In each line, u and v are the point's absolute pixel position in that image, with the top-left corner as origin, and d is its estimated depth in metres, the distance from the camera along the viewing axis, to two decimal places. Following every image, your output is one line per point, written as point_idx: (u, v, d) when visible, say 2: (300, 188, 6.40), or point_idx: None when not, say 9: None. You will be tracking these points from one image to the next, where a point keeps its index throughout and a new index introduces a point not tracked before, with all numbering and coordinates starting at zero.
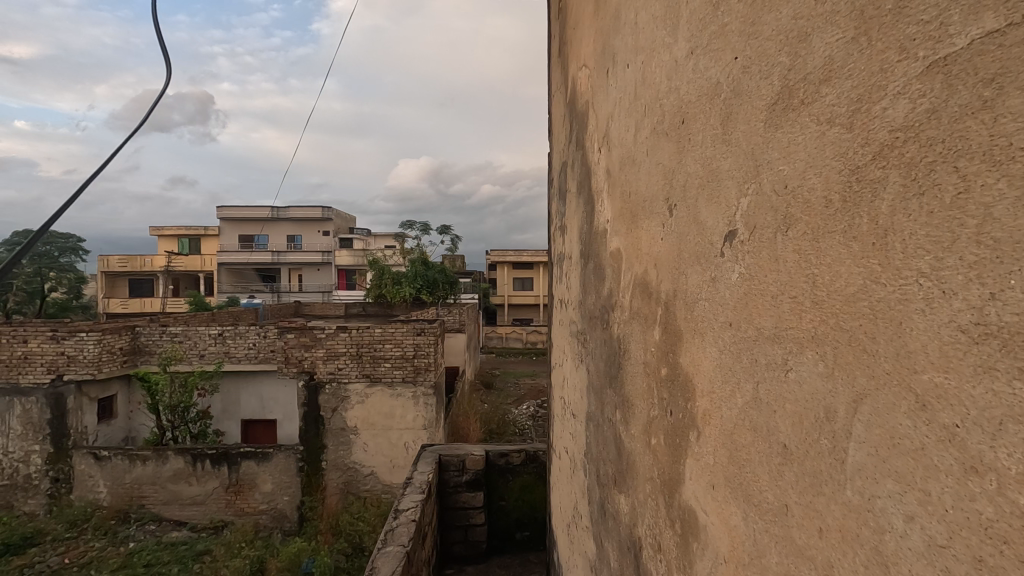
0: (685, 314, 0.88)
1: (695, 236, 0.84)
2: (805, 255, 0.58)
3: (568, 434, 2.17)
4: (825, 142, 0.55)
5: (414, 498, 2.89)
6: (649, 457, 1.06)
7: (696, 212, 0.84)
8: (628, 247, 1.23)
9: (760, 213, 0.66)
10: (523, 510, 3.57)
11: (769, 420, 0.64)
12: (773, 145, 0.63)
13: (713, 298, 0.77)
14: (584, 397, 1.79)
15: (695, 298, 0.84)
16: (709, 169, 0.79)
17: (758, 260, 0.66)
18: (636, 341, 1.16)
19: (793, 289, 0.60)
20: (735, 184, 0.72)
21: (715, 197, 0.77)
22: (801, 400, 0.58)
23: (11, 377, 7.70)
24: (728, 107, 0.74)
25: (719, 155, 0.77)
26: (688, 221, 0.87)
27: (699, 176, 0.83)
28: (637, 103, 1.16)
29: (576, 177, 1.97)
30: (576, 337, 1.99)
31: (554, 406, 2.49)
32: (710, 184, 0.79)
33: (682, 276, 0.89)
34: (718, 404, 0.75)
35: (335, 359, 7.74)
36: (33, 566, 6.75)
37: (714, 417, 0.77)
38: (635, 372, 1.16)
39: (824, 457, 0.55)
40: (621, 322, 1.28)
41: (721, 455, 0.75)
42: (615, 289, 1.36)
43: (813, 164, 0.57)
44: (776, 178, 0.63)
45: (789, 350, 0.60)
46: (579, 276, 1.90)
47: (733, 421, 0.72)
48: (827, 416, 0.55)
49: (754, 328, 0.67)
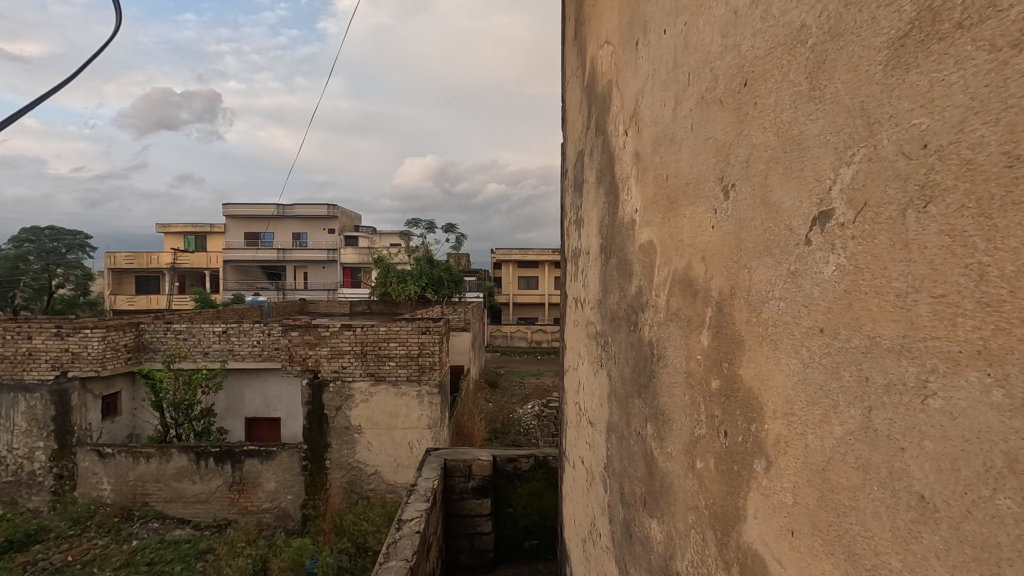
0: (748, 317, 0.73)
1: (763, 220, 0.70)
2: (965, 237, 0.46)
3: (583, 443, 2.02)
4: (1007, 79, 0.44)
5: (419, 506, 2.74)
6: (693, 484, 0.91)
7: (766, 190, 0.70)
8: (663, 238, 1.08)
9: (881, 185, 0.54)
10: (531, 517, 3.42)
11: (898, 460, 0.51)
12: (905, 91, 0.52)
13: (796, 296, 0.64)
14: (605, 406, 1.64)
15: (764, 299, 0.70)
16: (789, 133, 0.65)
17: (879, 246, 0.54)
18: (672, 349, 1.02)
19: (942, 282, 0.48)
20: (832, 150, 0.59)
21: (798, 170, 0.64)
22: (962, 435, 0.46)
23: (15, 373, 7.62)
24: (821, 58, 0.61)
25: (805, 118, 0.63)
26: (751, 203, 0.73)
27: (772, 146, 0.68)
28: (675, 73, 1.01)
29: (595, 167, 1.82)
30: (594, 340, 1.83)
31: (569, 412, 2.34)
32: (790, 153, 0.65)
33: (743, 270, 0.75)
34: (805, 428, 0.62)
35: (339, 357, 7.63)
36: (35, 563, 6.66)
37: (796, 446, 0.64)
38: (672, 383, 1.01)
39: (1006, 527, 0.43)
40: (654, 324, 1.13)
41: (812, 490, 0.61)
42: (645, 287, 1.21)
43: (982, 110, 0.45)
44: (910, 136, 0.51)
45: (935, 365, 0.48)
46: (598, 273, 1.75)
47: (828, 453, 0.59)
48: (1007, 468, 0.43)
49: (869, 337, 0.54)
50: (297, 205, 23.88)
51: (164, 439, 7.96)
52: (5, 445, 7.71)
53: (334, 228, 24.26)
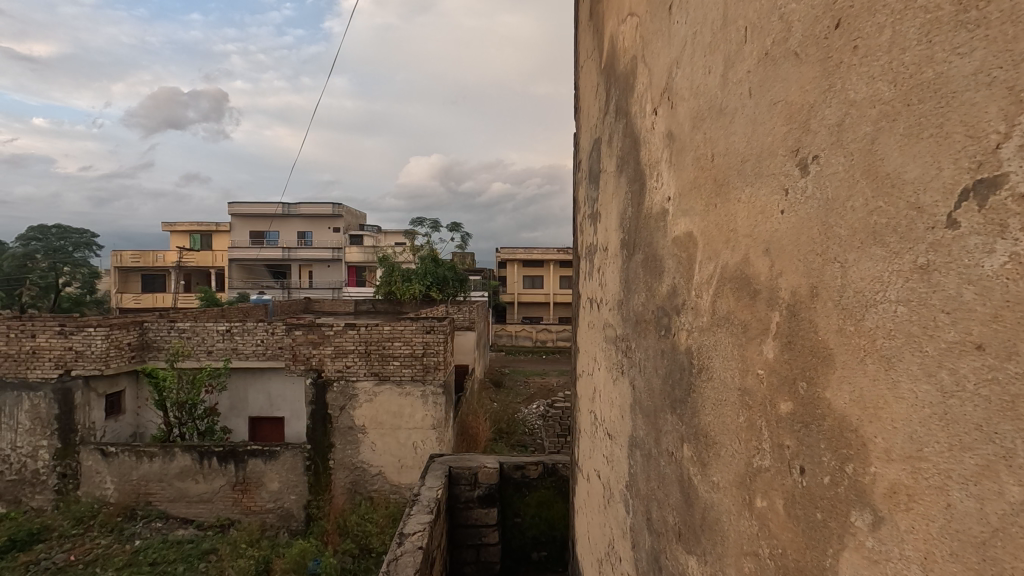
0: (845, 324, 0.58)
1: (875, 196, 0.55)
2: None
3: (599, 455, 1.87)
4: None
5: (422, 518, 2.59)
6: (750, 526, 0.76)
7: (880, 155, 0.54)
8: (705, 229, 0.93)
9: None
10: (540, 527, 3.27)
11: None
12: None
13: (935, 294, 0.48)
14: (628, 418, 1.48)
15: (876, 299, 0.54)
16: (920, 77, 0.50)
17: None
18: (719, 361, 0.86)
19: None
20: (1006, 91, 0.43)
21: (937, 126, 0.49)
22: None
23: (19, 372, 7.53)
24: None
25: (954, 53, 0.47)
26: (852, 175, 0.58)
27: (891, 99, 0.53)
28: (725, 30, 0.86)
29: (615, 155, 1.66)
30: (612, 345, 1.68)
31: (582, 420, 2.19)
32: (923, 104, 0.50)
33: (835, 263, 0.60)
34: (952, 477, 0.47)
35: (344, 356, 7.49)
36: (38, 563, 6.55)
37: (937, 495, 0.48)
38: (719, 402, 0.86)
39: None
40: (695, 329, 0.97)
41: (962, 559, 0.46)
42: (680, 287, 1.05)
43: None
44: None
45: None
46: (619, 271, 1.60)
47: (999, 517, 0.43)
48: None
49: None
50: (303, 203, 23.84)
51: (168, 439, 7.84)
52: (9, 443, 7.63)
53: (339, 226, 24.19)
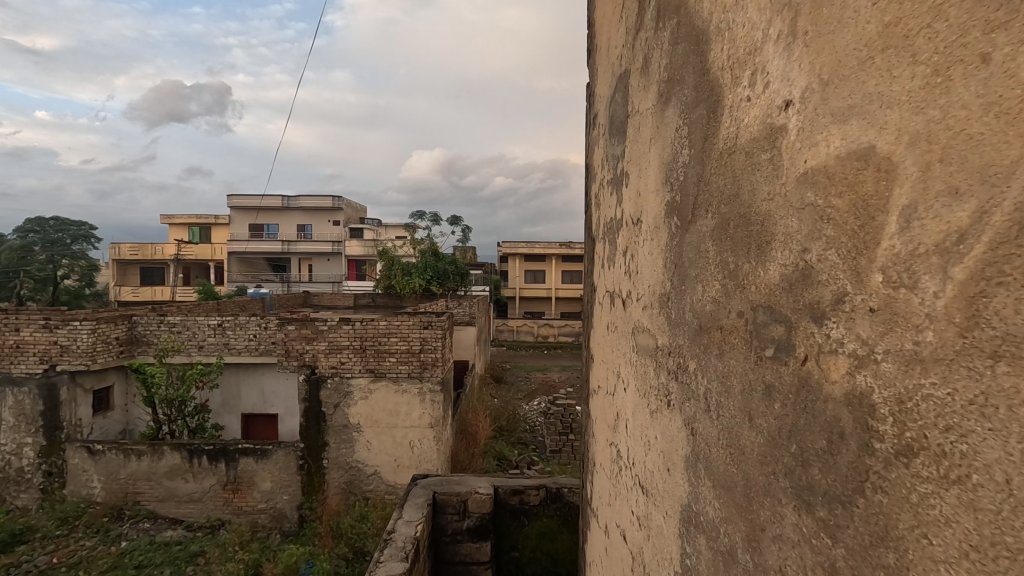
0: None
1: None
2: None
3: (625, 505, 1.35)
4: None
5: (394, 569, 2.06)
6: None
7: None
8: (972, 132, 0.50)
9: None
10: (542, 563, 2.76)
11: None
12: None
13: None
14: (681, 480, 0.97)
15: None
16: None
17: None
18: (997, 448, 0.47)
19: None
20: None
21: None
22: None
23: (2, 366, 6.98)
24: None
25: None
26: None
27: None
28: None
29: (656, 81, 1.15)
30: (648, 360, 1.17)
31: (598, 452, 1.67)
32: None
33: None
34: None
35: (338, 352, 6.97)
36: (18, 566, 6.03)
37: None
38: (979, 553, 0.49)
39: None
40: (883, 396, 0.58)
41: None
42: (854, 273, 0.62)
43: None
44: None
45: None
46: (662, 255, 1.09)
47: None
48: None
49: None
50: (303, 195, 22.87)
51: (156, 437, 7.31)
52: None
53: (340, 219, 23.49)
